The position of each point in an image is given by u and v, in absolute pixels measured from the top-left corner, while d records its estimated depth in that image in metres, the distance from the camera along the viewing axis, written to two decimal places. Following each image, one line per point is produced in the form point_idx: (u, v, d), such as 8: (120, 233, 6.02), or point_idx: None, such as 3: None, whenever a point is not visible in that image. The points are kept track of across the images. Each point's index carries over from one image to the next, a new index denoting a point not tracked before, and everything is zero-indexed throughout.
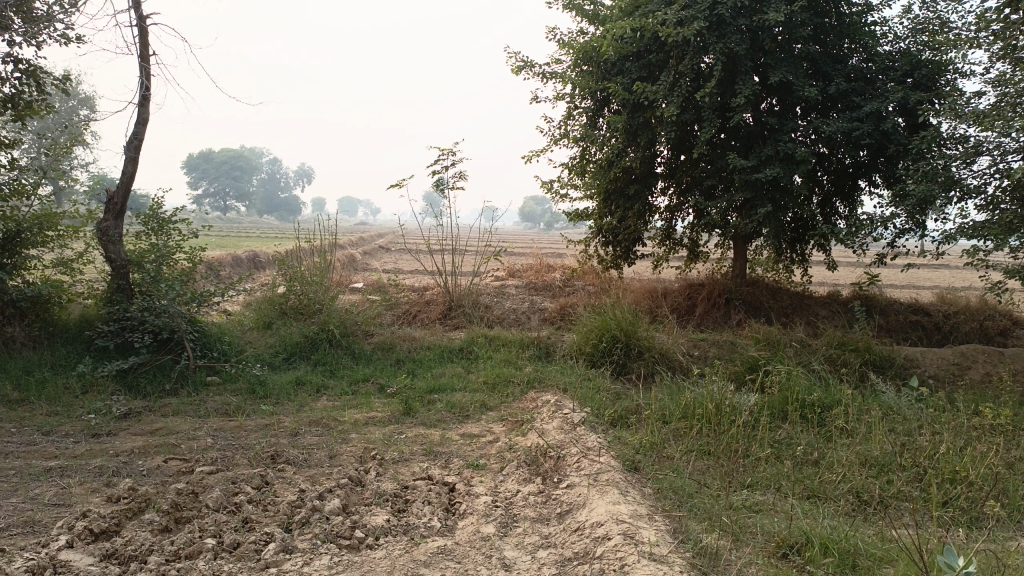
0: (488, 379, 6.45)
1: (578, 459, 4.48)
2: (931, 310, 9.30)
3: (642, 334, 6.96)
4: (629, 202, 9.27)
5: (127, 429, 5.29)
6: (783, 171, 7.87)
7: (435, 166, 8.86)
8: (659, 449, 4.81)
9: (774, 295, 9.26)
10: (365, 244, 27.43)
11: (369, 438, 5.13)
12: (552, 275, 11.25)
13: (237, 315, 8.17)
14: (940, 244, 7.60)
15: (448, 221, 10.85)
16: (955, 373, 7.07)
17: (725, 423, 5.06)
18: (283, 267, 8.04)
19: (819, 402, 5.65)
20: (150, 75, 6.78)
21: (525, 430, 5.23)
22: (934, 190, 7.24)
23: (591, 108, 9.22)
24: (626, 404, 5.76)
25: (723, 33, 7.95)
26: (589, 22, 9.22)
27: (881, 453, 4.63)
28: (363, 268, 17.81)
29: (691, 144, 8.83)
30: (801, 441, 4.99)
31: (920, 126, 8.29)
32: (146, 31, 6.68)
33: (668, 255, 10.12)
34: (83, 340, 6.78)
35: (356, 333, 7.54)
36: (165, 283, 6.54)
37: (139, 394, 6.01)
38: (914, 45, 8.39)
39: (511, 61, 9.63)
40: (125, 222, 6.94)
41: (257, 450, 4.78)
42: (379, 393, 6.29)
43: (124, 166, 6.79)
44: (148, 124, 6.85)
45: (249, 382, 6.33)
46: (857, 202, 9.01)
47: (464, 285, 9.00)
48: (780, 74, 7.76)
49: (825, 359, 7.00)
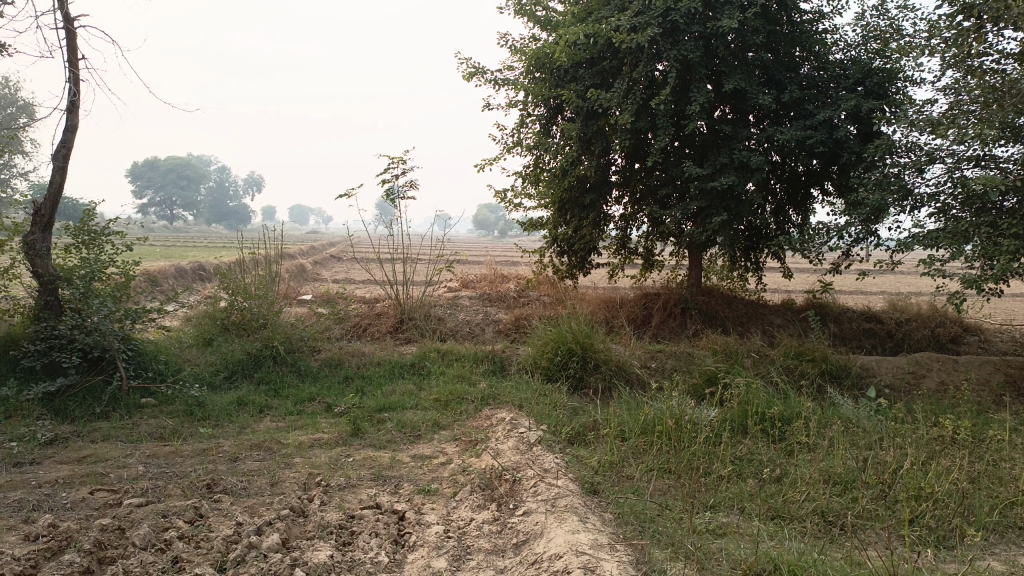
0: (440, 396, 6.21)
1: (534, 484, 4.26)
2: (884, 318, 9.33)
3: (599, 347, 6.80)
4: (584, 211, 9.13)
5: (53, 458, 4.92)
6: (738, 179, 7.79)
7: (385, 174, 8.60)
8: (617, 469, 4.62)
9: (729, 304, 9.18)
10: (316, 254, 26.97)
11: (314, 462, 4.85)
12: (506, 285, 11.06)
13: (175, 331, 7.79)
14: (894, 252, 7.58)
15: (399, 230, 10.59)
16: (911, 383, 7.04)
17: (685, 439, 4.91)
18: (225, 281, 7.70)
19: (779, 415, 5.54)
20: (80, 81, 6.41)
21: (479, 451, 4.99)
22: (888, 198, 7.22)
23: (544, 115, 9.05)
24: (583, 420, 5.58)
25: (677, 39, 7.85)
26: (541, 28, 9.05)
27: (845, 469, 4.52)
28: (313, 279, 17.42)
29: (645, 152, 8.72)
30: (763, 457, 4.85)
31: (871, 134, 8.29)
32: (75, 35, 6.32)
33: (623, 264, 10.00)
34: (8, 360, 6.35)
35: (302, 349, 7.24)
36: (97, 299, 6.15)
37: (67, 419, 5.63)
38: (865, 53, 8.41)
39: (462, 67, 9.41)
40: (53, 235, 6.53)
41: (192, 479, 4.47)
42: (326, 413, 6.00)
43: (51, 175, 6.40)
44: (77, 131, 6.47)
45: (186, 404, 5.99)
46: (810, 211, 9.00)
47: (416, 296, 8.74)
48: (734, 81, 7.68)
49: (782, 369, 6.91)
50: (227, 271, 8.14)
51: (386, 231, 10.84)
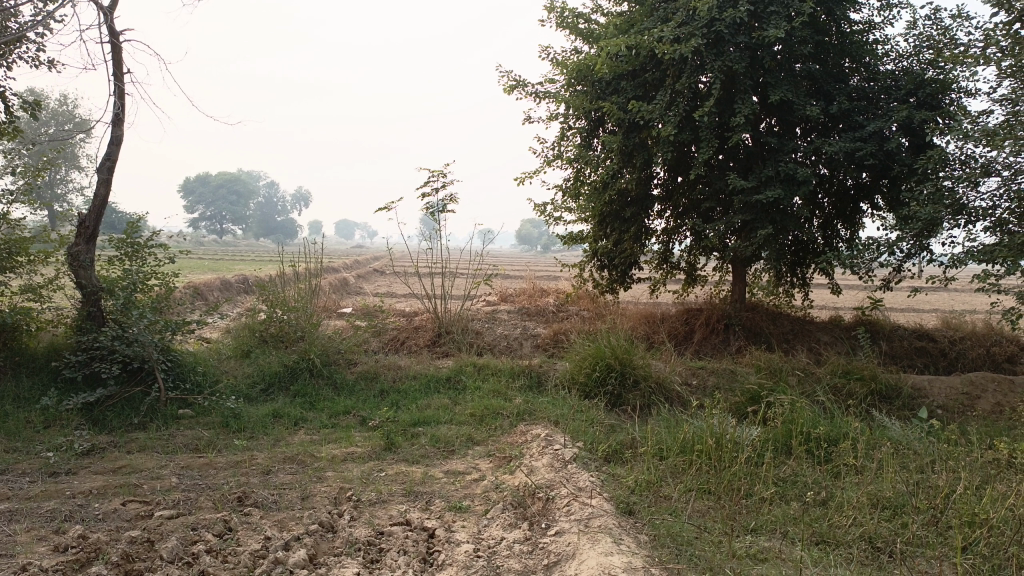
0: (475, 411, 6.13)
1: (568, 503, 4.15)
2: (937, 336, 9.01)
3: (638, 363, 6.66)
4: (625, 224, 9.00)
5: (89, 467, 4.95)
6: (784, 192, 7.61)
7: (423, 187, 8.59)
8: (655, 489, 4.48)
9: (774, 320, 8.96)
10: (359, 268, 27.21)
11: (346, 477, 4.79)
12: (546, 299, 10.97)
13: (215, 343, 7.85)
14: (947, 268, 7.31)
15: (439, 243, 10.57)
16: (966, 404, 6.76)
17: (726, 459, 4.76)
18: (264, 293, 7.73)
19: (826, 436, 5.34)
20: (124, 95, 6.51)
21: (513, 468, 4.90)
22: (941, 211, 6.97)
23: (585, 128, 8.96)
24: (621, 437, 5.45)
25: (720, 50, 7.72)
26: (582, 40, 8.99)
27: (895, 493, 4.33)
28: (355, 292, 17.53)
29: (687, 165, 8.58)
30: (808, 479, 4.67)
31: (923, 146, 8.04)
32: (120, 49, 6.42)
33: (664, 279, 9.84)
34: (50, 370, 6.44)
35: (338, 362, 7.23)
36: (137, 311, 6.19)
37: (105, 429, 5.67)
38: (918, 63, 8.17)
39: (503, 80, 9.39)
40: (97, 246, 6.60)
41: (224, 491, 4.45)
42: (361, 426, 5.96)
43: (96, 187, 6.50)
44: (122, 144, 6.57)
45: (222, 415, 5.99)
46: (859, 226, 8.76)
47: (454, 310, 8.69)
48: (779, 92, 7.51)
49: (829, 388, 6.69)
50: (265, 283, 8.18)
51: (425, 244, 10.83)
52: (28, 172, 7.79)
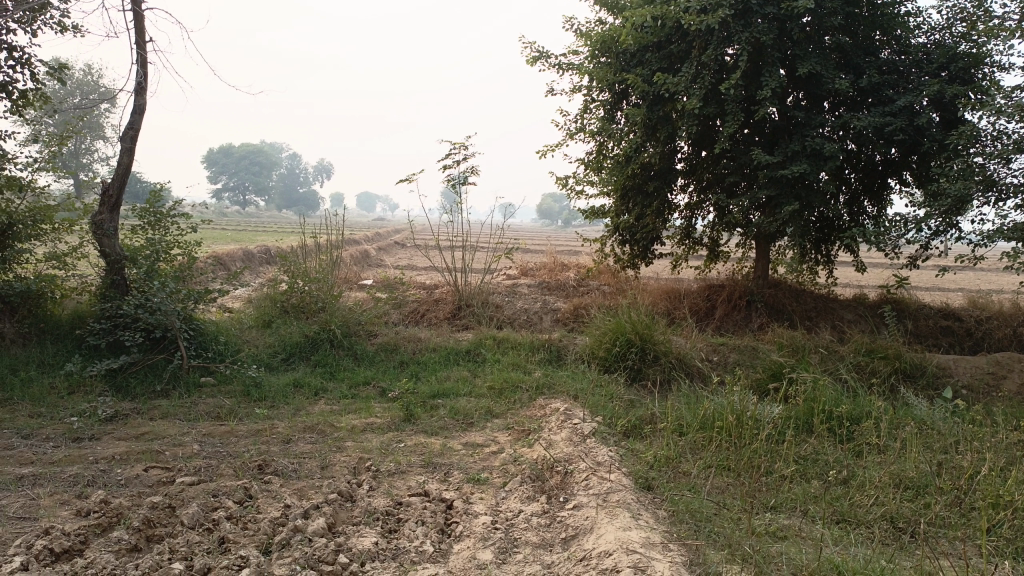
0: (494, 384, 6.13)
1: (586, 477, 4.13)
2: (963, 316, 8.88)
3: (659, 338, 6.63)
4: (647, 199, 8.91)
5: (112, 434, 5.00)
6: (810, 167, 7.48)
7: (445, 159, 8.54)
8: (674, 465, 4.46)
9: (797, 297, 8.88)
10: (381, 240, 27.26)
11: (365, 447, 4.81)
12: (566, 274, 10.92)
13: (237, 312, 7.90)
14: (976, 247, 7.18)
15: (460, 216, 10.53)
16: (991, 384, 6.66)
17: (747, 436, 4.73)
18: (285, 264, 7.75)
19: (848, 414, 5.29)
20: (146, 63, 6.49)
21: (531, 441, 4.89)
22: (971, 189, 6.83)
23: (608, 100, 8.85)
24: (640, 412, 5.43)
25: (748, 21, 7.56)
26: (607, 11, 8.85)
27: (918, 473, 4.28)
28: (376, 264, 17.59)
29: (711, 139, 8.47)
30: (829, 458, 4.63)
31: (954, 121, 7.86)
32: (142, 17, 6.40)
33: (687, 254, 9.76)
34: (74, 337, 6.51)
35: (358, 333, 7.25)
36: (160, 280, 6.22)
37: (128, 396, 5.73)
38: (951, 36, 7.97)
39: (526, 51, 9.28)
40: (120, 215, 6.62)
41: (245, 459, 4.48)
42: (380, 397, 5.98)
43: (119, 156, 6.51)
44: (144, 113, 6.57)
45: (243, 384, 6.04)
46: (886, 202, 8.62)
47: (475, 283, 8.67)
48: (808, 65, 7.36)
49: (852, 367, 6.62)
50: (286, 254, 8.20)
51: (446, 217, 10.80)
52: (52, 141, 7.81)
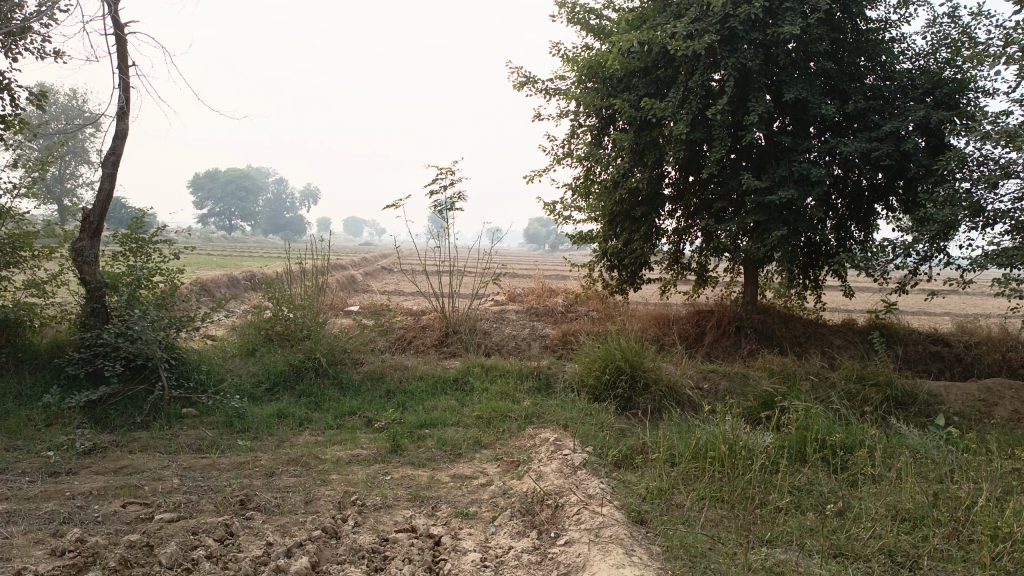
0: (483, 413, 6.02)
1: (578, 512, 4.03)
2: (952, 341, 8.86)
3: (649, 366, 6.56)
4: (635, 224, 8.88)
5: (90, 468, 4.86)
6: (798, 193, 7.48)
7: (432, 184, 8.48)
8: (666, 497, 4.37)
9: (786, 323, 8.84)
10: (368, 266, 27.16)
11: (350, 480, 4.69)
12: (554, 299, 10.85)
13: (220, 340, 7.77)
14: (965, 272, 7.17)
15: (447, 241, 10.46)
16: (982, 411, 6.61)
17: (740, 467, 4.66)
18: (270, 291, 7.64)
19: (841, 443, 5.22)
20: (129, 88, 6.42)
21: (521, 473, 4.79)
22: (959, 214, 6.83)
23: (596, 125, 8.85)
24: (631, 442, 5.34)
25: (735, 47, 7.59)
26: (594, 36, 8.87)
27: (914, 505, 4.20)
28: (363, 290, 17.46)
29: (699, 164, 8.47)
30: (823, 489, 4.56)
31: (940, 146, 7.89)
32: (125, 41, 6.33)
33: (675, 280, 9.72)
34: (53, 367, 6.36)
35: (344, 362, 7.14)
36: (141, 308, 6.10)
37: (107, 428, 5.59)
38: (935, 62, 8.03)
39: (514, 76, 9.28)
40: (102, 241, 6.49)
41: (226, 494, 4.36)
42: (366, 428, 5.86)
43: (100, 182, 6.40)
44: (127, 138, 6.49)
45: (226, 415, 5.91)
46: (873, 228, 8.63)
47: (462, 309, 8.59)
48: (795, 91, 7.38)
49: (843, 394, 6.57)
50: (271, 281, 8.10)
51: (433, 242, 10.73)
52: (32, 166, 7.69)
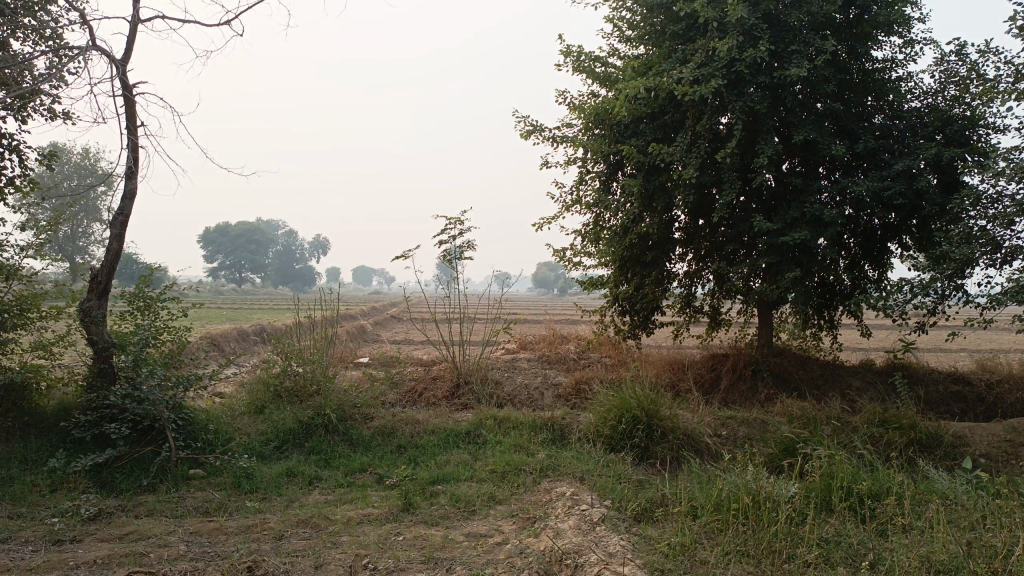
0: (496, 467, 5.88)
1: (598, 572, 3.88)
2: (973, 379, 8.68)
3: (666, 414, 6.41)
4: (645, 269, 8.81)
5: (95, 534, 4.74)
6: (810, 234, 7.40)
7: (441, 234, 8.44)
8: (690, 553, 4.21)
9: (803, 365, 8.69)
10: (378, 315, 27.10)
11: (362, 542, 4.55)
12: (566, 346, 10.73)
13: (229, 397, 7.67)
14: (984, 310, 7.04)
15: (457, 290, 10.39)
16: (1010, 452, 6.43)
17: (765, 519, 4.49)
18: (279, 346, 7.56)
19: (868, 491, 5.05)
20: (137, 148, 6.42)
21: (537, 530, 4.63)
22: (975, 251, 6.73)
23: (603, 171, 8.82)
24: (651, 494, 5.18)
25: (741, 90, 7.57)
26: (599, 84, 8.90)
27: (950, 556, 4.02)
28: (373, 340, 17.37)
29: (709, 207, 8.42)
30: (853, 541, 4.38)
31: (953, 184, 7.82)
32: (133, 102, 6.35)
33: (688, 323, 9.60)
34: (59, 430, 6.27)
35: (354, 417, 7.03)
36: (148, 367, 6.02)
37: (113, 492, 5.48)
38: (943, 100, 7.99)
39: (520, 124, 9.30)
40: (109, 301, 6.41)
41: (233, 560, 4.22)
42: (377, 485, 5.73)
43: (108, 242, 6.36)
44: (135, 197, 6.48)
45: (234, 475, 5.79)
46: (887, 266, 8.52)
47: (473, 359, 8.48)
48: (803, 132, 7.34)
49: (866, 439, 6.40)
50: (280, 335, 8.03)
51: (443, 291, 10.66)
52: (41, 226, 7.68)
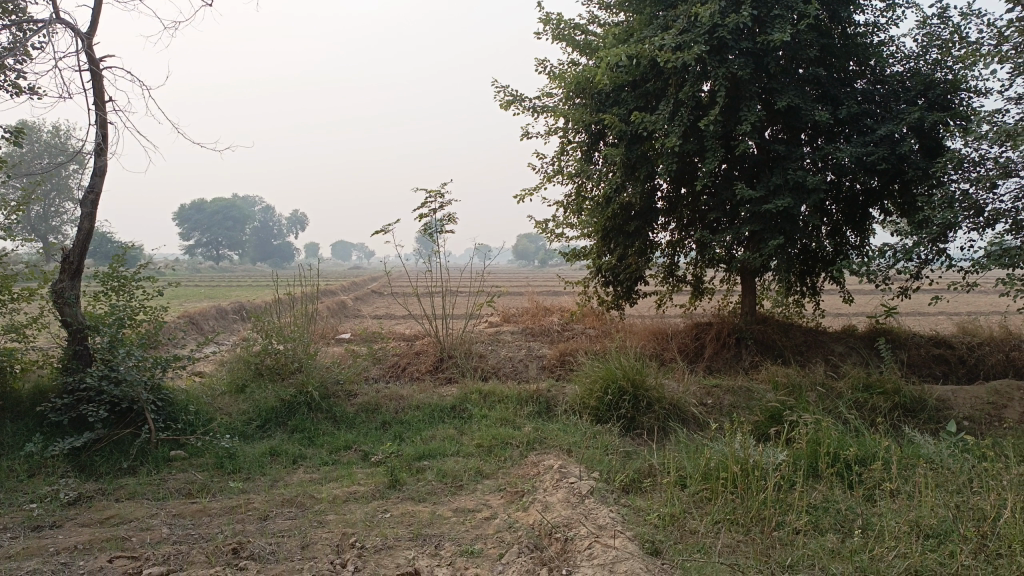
0: (482, 442, 5.83)
1: (589, 546, 3.84)
2: (954, 343, 8.73)
3: (651, 385, 6.39)
4: (628, 239, 8.74)
5: (75, 519, 4.64)
6: (794, 201, 7.35)
7: (421, 208, 8.32)
8: (680, 523, 4.19)
9: (786, 332, 8.70)
10: (358, 290, 26.96)
11: (349, 520, 4.48)
12: (549, 318, 10.68)
13: (209, 377, 7.56)
14: (967, 273, 7.04)
15: (438, 264, 10.29)
16: (993, 415, 6.47)
17: (754, 487, 4.48)
18: (258, 324, 7.44)
19: (856, 457, 5.05)
20: (106, 125, 6.23)
21: (526, 504, 4.59)
22: (957, 215, 6.71)
23: (585, 141, 8.71)
24: (638, 465, 5.16)
25: (723, 57, 7.48)
26: (579, 52, 8.76)
27: (939, 520, 4.02)
28: (355, 315, 17.24)
29: (691, 176, 8.35)
30: (841, 506, 4.38)
31: (934, 148, 7.80)
32: (100, 77, 6.15)
33: (671, 293, 9.57)
34: (35, 414, 6.14)
35: (337, 394, 6.95)
36: (124, 348, 5.89)
37: (93, 476, 5.38)
38: (925, 63, 7.94)
39: (499, 95, 9.15)
40: (82, 281, 6.22)
41: (218, 542, 4.15)
42: (363, 462, 5.66)
43: (79, 221, 6.18)
44: (106, 175, 6.30)
45: (217, 456, 5.70)
46: (869, 232, 8.52)
47: (456, 333, 8.41)
48: (786, 98, 7.26)
49: (851, 404, 6.42)
50: (259, 313, 7.91)
51: (424, 265, 10.55)
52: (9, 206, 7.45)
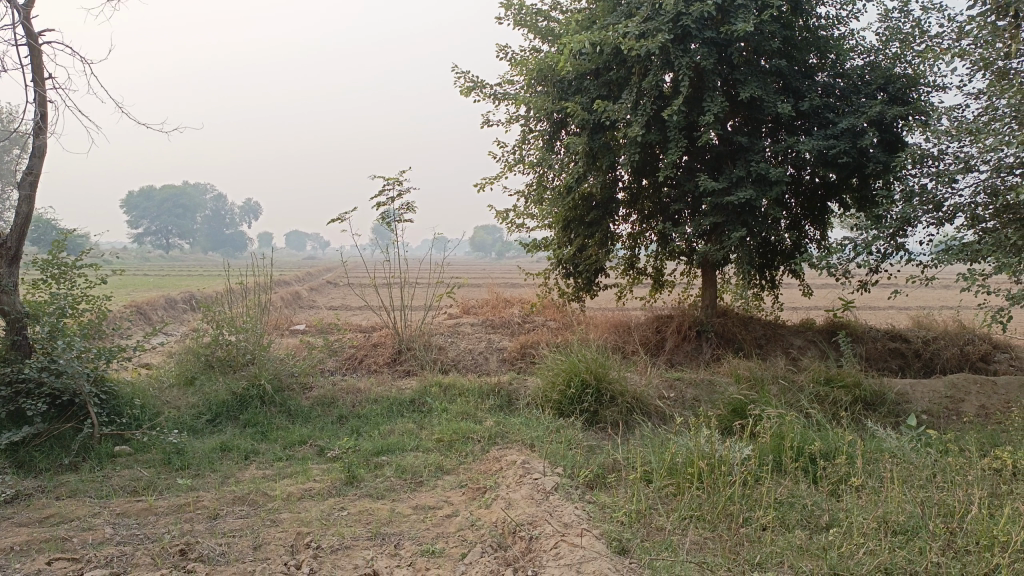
0: (443, 437, 5.68)
1: (555, 545, 3.71)
2: (910, 336, 8.82)
3: (614, 378, 6.30)
4: (589, 229, 8.65)
5: (11, 519, 4.37)
6: (756, 193, 7.32)
7: (379, 196, 8.10)
8: (646, 520, 4.09)
9: (746, 325, 8.70)
10: (313, 280, 26.57)
11: (303, 519, 4.29)
12: (509, 310, 10.56)
13: (156, 369, 7.28)
14: (925, 268, 7.07)
15: (396, 254, 10.06)
16: (950, 408, 6.52)
17: (720, 481, 4.40)
18: (208, 314, 7.18)
19: (820, 451, 5.02)
20: (45, 102, 5.91)
21: (488, 501, 4.45)
22: (917, 209, 6.72)
23: (547, 130, 8.59)
24: (602, 459, 5.07)
25: (686, 46, 7.41)
26: (542, 39, 8.63)
27: (906, 515, 3.98)
28: (309, 307, 16.92)
29: (653, 167, 8.27)
30: (807, 501, 4.33)
31: (894, 142, 7.84)
32: (39, 52, 5.83)
33: (632, 285, 9.52)
34: None
35: (291, 387, 6.73)
36: (65, 338, 5.60)
37: (31, 473, 5.11)
38: (885, 57, 7.98)
39: (460, 81, 8.97)
40: (21, 268, 5.89)
41: (164, 543, 3.94)
42: (319, 458, 5.48)
43: (18, 204, 5.84)
44: (45, 156, 5.98)
45: (164, 452, 5.47)
46: (828, 226, 8.53)
47: (415, 324, 8.24)
48: (750, 89, 7.21)
49: (812, 398, 6.41)
50: (209, 302, 7.64)
51: (381, 255, 10.31)
52: None
